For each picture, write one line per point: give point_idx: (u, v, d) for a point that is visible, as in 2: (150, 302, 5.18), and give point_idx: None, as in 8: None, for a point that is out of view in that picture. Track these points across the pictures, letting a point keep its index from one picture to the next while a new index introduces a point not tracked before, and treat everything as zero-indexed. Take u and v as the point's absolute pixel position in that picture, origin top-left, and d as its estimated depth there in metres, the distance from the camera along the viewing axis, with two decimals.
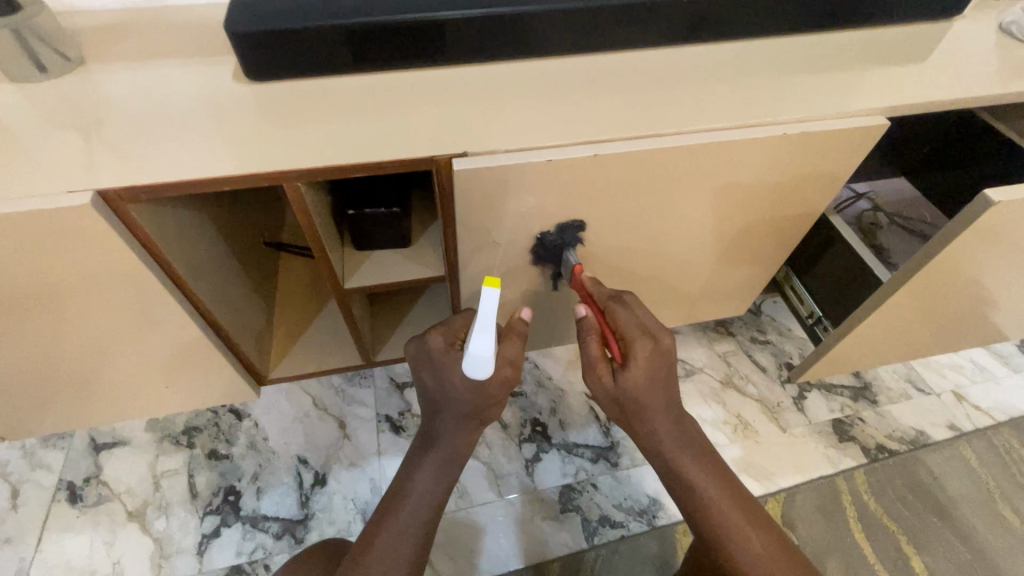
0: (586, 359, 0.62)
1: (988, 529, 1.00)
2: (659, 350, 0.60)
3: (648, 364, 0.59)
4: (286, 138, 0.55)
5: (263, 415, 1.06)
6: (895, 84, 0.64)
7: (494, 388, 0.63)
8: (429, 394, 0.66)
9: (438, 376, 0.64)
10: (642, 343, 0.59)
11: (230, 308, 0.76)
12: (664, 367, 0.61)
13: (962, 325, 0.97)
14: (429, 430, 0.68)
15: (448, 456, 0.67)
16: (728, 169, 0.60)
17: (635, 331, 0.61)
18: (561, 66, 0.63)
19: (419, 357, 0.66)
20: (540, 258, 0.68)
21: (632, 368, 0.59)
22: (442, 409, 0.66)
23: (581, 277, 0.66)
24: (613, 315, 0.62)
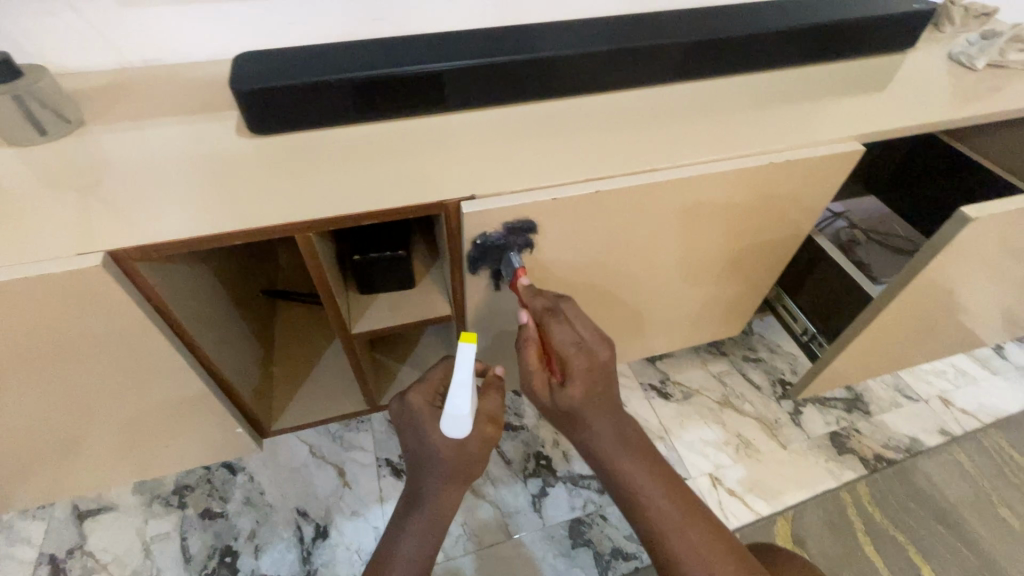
0: (525, 372, 0.62)
1: (991, 532, 1.02)
2: (595, 364, 0.60)
3: (585, 381, 0.60)
4: (293, 189, 0.56)
5: (259, 468, 1.03)
6: (865, 112, 0.69)
7: (475, 448, 0.61)
8: (411, 454, 0.65)
9: (420, 437, 0.63)
10: (577, 362, 0.59)
11: (233, 360, 0.74)
12: (603, 381, 0.61)
13: (943, 332, 1.01)
14: (414, 489, 0.65)
15: (434, 518, 0.64)
16: (721, 198, 0.63)
17: (570, 348, 0.60)
18: (555, 108, 0.66)
19: (402, 419, 0.65)
20: (475, 261, 0.61)
21: (570, 387, 0.60)
22: (425, 468, 0.63)
23: (523, 286, 0.61)
24: (547, 330, 0.61)
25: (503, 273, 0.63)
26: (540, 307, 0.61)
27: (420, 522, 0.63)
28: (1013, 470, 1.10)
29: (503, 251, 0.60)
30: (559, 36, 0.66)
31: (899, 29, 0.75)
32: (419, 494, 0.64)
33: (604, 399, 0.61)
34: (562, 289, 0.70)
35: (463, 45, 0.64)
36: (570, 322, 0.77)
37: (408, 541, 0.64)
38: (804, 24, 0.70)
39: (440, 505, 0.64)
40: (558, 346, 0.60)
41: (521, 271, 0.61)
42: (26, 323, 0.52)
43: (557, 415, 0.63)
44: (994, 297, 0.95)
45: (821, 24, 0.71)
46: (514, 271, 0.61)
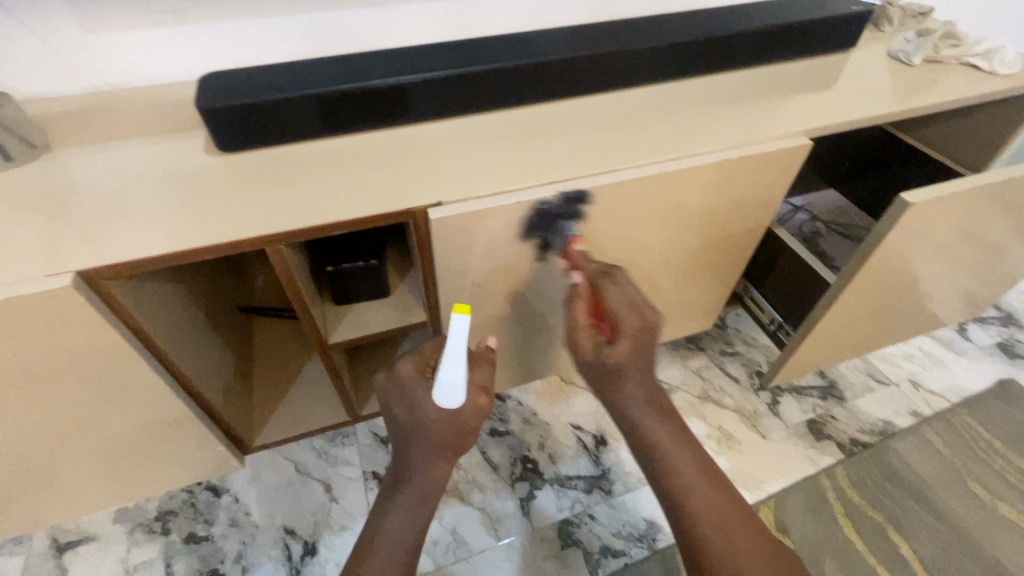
0: (572, 328, 0.65)
1: (963, 507, 1.05)
2: (646, 325, 0.61)
3: (634, 342, 0.61)
4: (262, 204, 0.57)
5: (244, 488, 1.02)
6: (813, 109, 0.72)
7: (467, 417, 0.62)
8: (400, 426, 0.65)
9: (410, 407, 0.63)
10: (631, 325, 0.60)
11: (211, 378, 0.74)
12: (649, 343, 0.62)
13: (904, 316, 1.05)
14: (403, 463, 0.66)
15: (422, 490, 0.65)
16: (681, 196, 0.66)
17: (623, 306, 0.61)
18: (519, 116, 0.69)
19: (392, 389, 0.64)
20: (531, 229, 0.62)
21: (618, 344, 0.61)
22: (414, 442, 0.64)
23: (576, 251, 0.63)
24: (602, 291, 0.63)
25: (553, 244, 0.64)
26: (593, 270, 0.64)
27: (411, 494, 0.64)
28: (981, 446, 1.14)
29: (558, 221, 0.62)
30: (519, 46, 0.68)
31: (840, 31, 0.80)
32: (407, 469, 0.66)
33: (646, 355, 0.63)
34: (535, 291, 0.72)
35: (427, 58, 0.66)
36: (545, 325, 0.79)
37: (398, 513, 0.65)
38: (751, 29, 0.74)
39: (429, 478, 0.65)
40: (613, 306, 0.61)
41: (576, 238, 0.63)
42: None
43: (594, 374, 0.65)
44: (950, 280, 1.00)
45: (767, 27, 0.75)
46: (568, 241, 0.63)
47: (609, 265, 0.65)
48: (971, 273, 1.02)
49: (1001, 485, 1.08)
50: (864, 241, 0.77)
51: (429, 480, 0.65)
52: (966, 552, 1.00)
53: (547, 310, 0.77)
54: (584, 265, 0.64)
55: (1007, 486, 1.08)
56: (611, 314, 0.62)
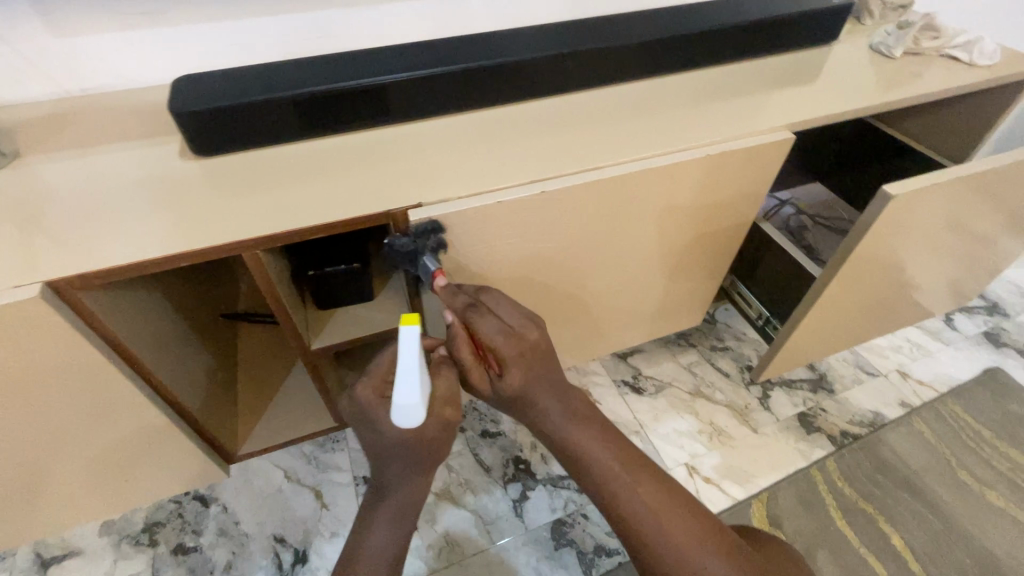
0: (460, 369, 0.63)
1: (953, 496, 1.06)
2: (527, 345, 0.60)
3: (521, 368, 0.61)
4: (239, 209, 0.56)
5: (233, 497, 1.01)
6: (795, 103, 0.72)
7: (434, 433, 0.59)
8: (371, 448, 0.62)
9: (374, 430, 0.60)
10: (511, 357, 0.59)
11: (193, 388, 0.73)
12: (539, 362, 0.63)
13: (890, 308, 1.06)
14: (380, 482, 0.65)
15: (401, 505, 0.65)
16: (664, 193, 0.65)
17: (500, 337, 0.59)
18: (501, 115, 0.68)
19: (353, 414, 0.61)
20: (398, 263, 0.58)
21: (509, 375, 0.62)
22: (385, 463, 0.61)
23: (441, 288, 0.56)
24: (474, 327, 0.59)
25: (421, 276, 0.58)
26: (460, 305, 0.59)
27: (387, 514, 0.65)
28: (969, 434, 1.15)
29: (413, 252, 0.56)
30: (500, 43, 0.68)
31: (821, 24, 0.80)
32: (385, 487, 0.65)
33: (545, 372, 0.64)
34: (522, 291, 0.71)
35: (406, 57, 0.65)
36: None
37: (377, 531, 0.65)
38: (733, 24, 0.74)
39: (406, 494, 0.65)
40: (489, 339, 0.58)
41: (439, 272, 0.56)
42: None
43: (506, 403, 0.67)
44: (935, 271, 1.00)
45: (748, 22, 0.75)
46: (432, 275, 0.56)
47: (474, 292, 0.61)
48: (955, 264, 1.03)
49: (990, 473, 1.09)
50: (848, 234, 0.77)
51: (407, 497, 0.65)
52: (956, 541, 1.00)
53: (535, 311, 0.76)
54: (452, 302, 0.59)
55: (995, 474, 1.09)
56: (490, 348, 0.60)
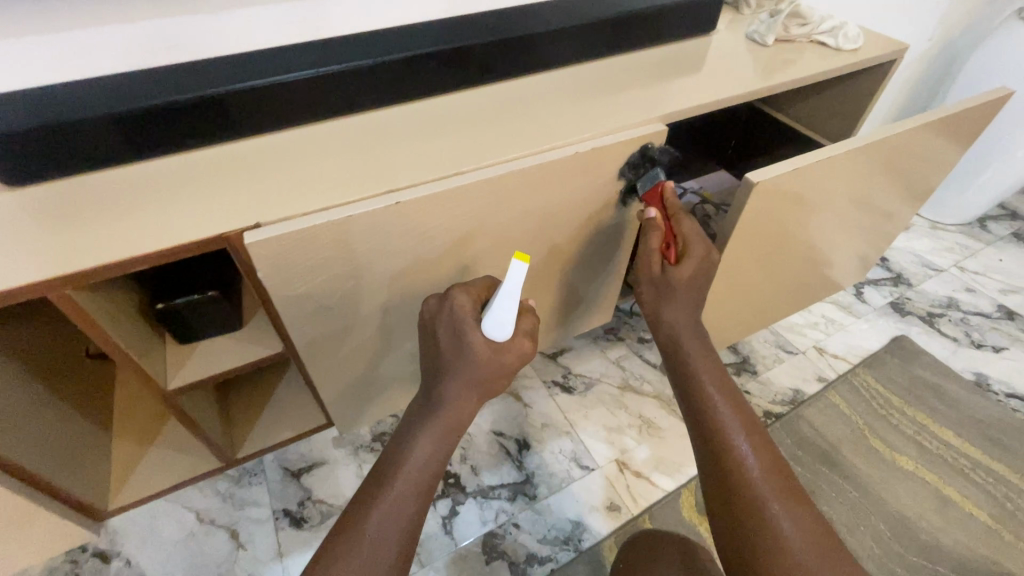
0: (643, 252, 0.67)
1: (867, 465, 1.09)
2: (709, 260, 0.65)
3: (697, 267, 0.65)
4: (50, 243, 0.49)
5: (136, 548, 0.92)
6: (673, 93, 0.72)
7: (510, 360, 0.60)
8: (440, 355, 0.60)
9: (457, 336, 0.59)
10: (699, 249, 0.65)
11: (42, 443, 0.65)
12: (709, 273, 0.65)
13: (797, 290, 1.08)
14: (432, 393, 0.60)
15: (453, 422, 0.59)
16: (541, 196, 0.63)
17: (695, 239, 0.65)
18: (367, 122, 0.64)
19: (442, 315, 0.59)
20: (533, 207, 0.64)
21: (683, 269, 0.65)
22: (453, 374, 0.59)
23: (670, 188, 0.67)
24: (680, 222, 0.67)
25: (639, 187, 0.69)
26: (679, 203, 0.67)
27: (433, 428, 0.59)
28: (880, 403, 1.20)
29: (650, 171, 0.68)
30: (359, 45, 0.64)
31: (695, 15, 0.81)
32: (434, 401, 0.60)
33: (699, 290, 0.66)
34: (407, 308, 0.67)
35: (253, 64, 0.60)
36: None
37: (425, 442, 0.59)
38: (607, 17, 0.73)
39: (458, 412, 0.60)
40: (686, 232, 0.66)
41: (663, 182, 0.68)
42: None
43: (654, 292, 0.68)
44: (835, 249, 1.03)
45: (622, 13, 0.74)
46: (655, 183, 0.68)
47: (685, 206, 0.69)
48: (853, 242, 1.06)
49: (900, 439, 1.14)
50: (725, 222, 0.76)
51: (457, 415, 0.59)
52: (871, 508, 1.03)
53: None
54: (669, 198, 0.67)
55: (905, 439, 1.14)
56: (686, 240, 0.65)
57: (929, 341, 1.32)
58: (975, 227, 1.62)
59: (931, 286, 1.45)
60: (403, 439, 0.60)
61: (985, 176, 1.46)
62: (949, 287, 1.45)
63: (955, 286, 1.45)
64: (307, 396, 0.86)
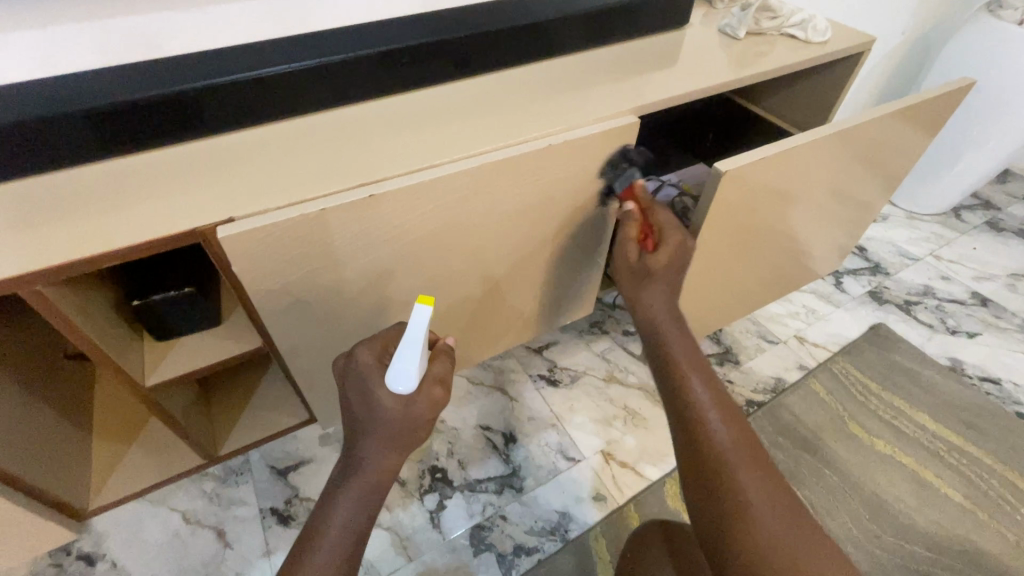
0: (620, 240, 0.72)
1: (846, 450, 1.12)
2: (684, 244, 0.69)
3: (673, 252, 0.69)
4: (22, 238, 0.49)
5: (123, 550, 0.92)
6: (647, 85, 0.73)
7: (422, 410, 0.59)
8: (355, 415, 0.60)
9: (365, 395, 0.59)
10: (673, 238, 0.69)
11: (19, 443, 0.65)
12: (684, 254, 0.69)
13: (775, 280, 1.10)
14: (351, 455, 0.61)
15: (372, 480, 0.60)
16: (517, 189, 0.63)
17: (670, 228, 0.69)
18: (345, 116, 0.65)
19: (349, 376, 0.60)
20: (491, 205, 0.63)
21: (660, 253, 0.69)
22: (366, 434, 0.60)
23: (640, 188, 0.69)
24: (653, 214, 0.71)
25: (616, 186, 0.72)
26: (649, 194, 0.71)
27: (355, 486, 0.60)
28: (859, 389, 1.22)
29: (626, 172, 0.70)
30: (332, 38, 0.64)
31: (669, 8, 0.82)
32: (354, 461, 0.60)
33: (676, 274, 0.71)
34: (388, 303, 0.67)
35: (227, 58, 0.60)
36: None
37: (343, 507, 0.59)
38: (581, 10, 0.74)
39: (378, 470, 0.61)
40: (662, 221, 0.70)
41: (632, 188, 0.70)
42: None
43: (631, 278, 0.72)
44: (812, 238, 1.05)
45: (597, 7, 0.75)
46: (631, 183, 0.70)
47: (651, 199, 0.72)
48: (830, 232, 1.08)
49: (878, 424, 1.16)
50: (695, 213, 0.76)
51: (379, 472, 0.60)
52: (851, 492, 1.06)
53: None
54: (638, 193, 0.70)
55: (883, 424, 1.16)
56: (663, 229, 0.70)
57: (906, 329, 1.35)
58: (950, 216, 1.65)
59: (907, 275, 1.48)
60: (324, 505, 0.60)
61: (958, 166, 1.49)
62: (925, 275, 1.48)
63: (931, 274, 1.48)
64: (289, 393, 0.86)
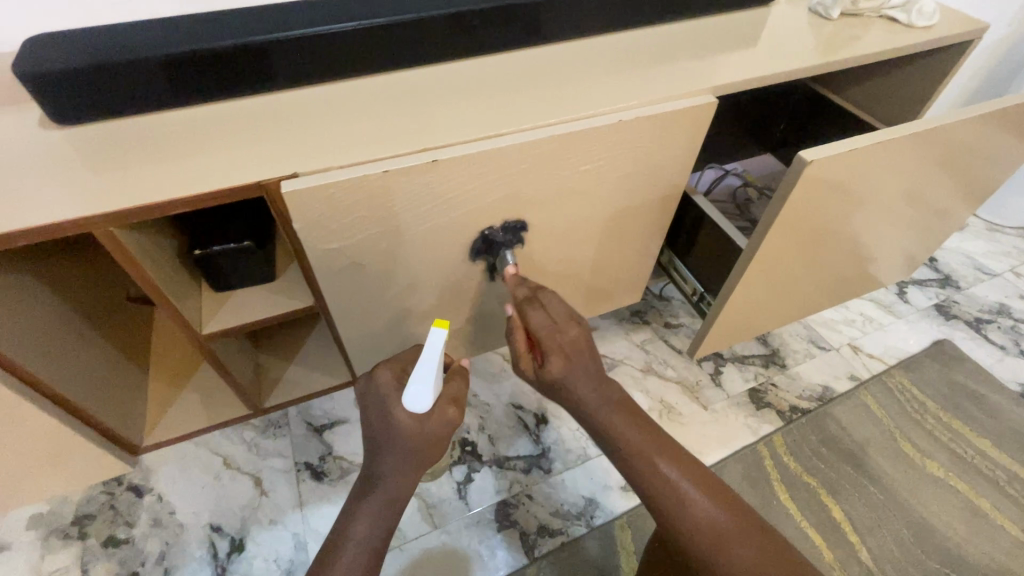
0: (514, 354, 0.68)
1: (896, 468, 1.06)
2: (570, 342, 0.64)
3: (561, 355, 0.63)
4: (97, 183, 0.50)
5: (168, 487, 0.97)
6: (727, 65, 0.68)
7: (434, 427, 0.61)
8: (372, 432, 0.63)
9: (384, 411, 0.62)
10: (552, 345, 0.63)
11: (83, 376, 0.68)
12: (579, 355, 0.64)
13: (834, 284, 1.05)
14: (371, 470, 0.62)
15: (390, 497, 0.61)
16: (581, 166, 0.61)
17: (546, 329, 0.64)
18: (407, 78, 0.62)
19: (369, 393, 0.63)
20: (550, 182, 0.61)
21: (549, 364, 0.63)
22: (385, 451, 0.61)
23: (512, 276, 0.66)
24: (526, 316, 0.65)
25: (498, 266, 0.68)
26: (522, 295, 0.66)
27: (373, 502, 0.60)
28: (915, 407, 1.15)
29: (498, 248, 0.66)
30: None
31: None
32: (373, 476, 0.62)
33: (592, 365, 0.65)
34: (438, 274, 0.67)
35: (296, 12, 0.59)
36: (459, 309, 0.75)
37: (359, 525, 0.60)
38: None
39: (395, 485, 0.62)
40: (534, 329, 0.64)
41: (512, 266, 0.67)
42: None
43: (544, 387, 0.66)
44: (882, 243, 0.98)
45: None
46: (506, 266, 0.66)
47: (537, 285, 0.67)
48: (902, 238, 1.01)
49: (934, 445, 1.10)
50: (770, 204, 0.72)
51: (396, 487, 0.61)
52: (897, 512, 1.01)
53: (458, 296, 0.72)
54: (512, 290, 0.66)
55: (939, 446, 1.09)
56: (535, 336, 0.64)
57: (974, 348, 1.26)
58: None
59: (981, 291, 1.37)
60: (343, 517, 0.61)
61: None
62: (1001, 293, 1.37)
63: (1008, 292, 1.37)
64: (334, 353, 0.87)
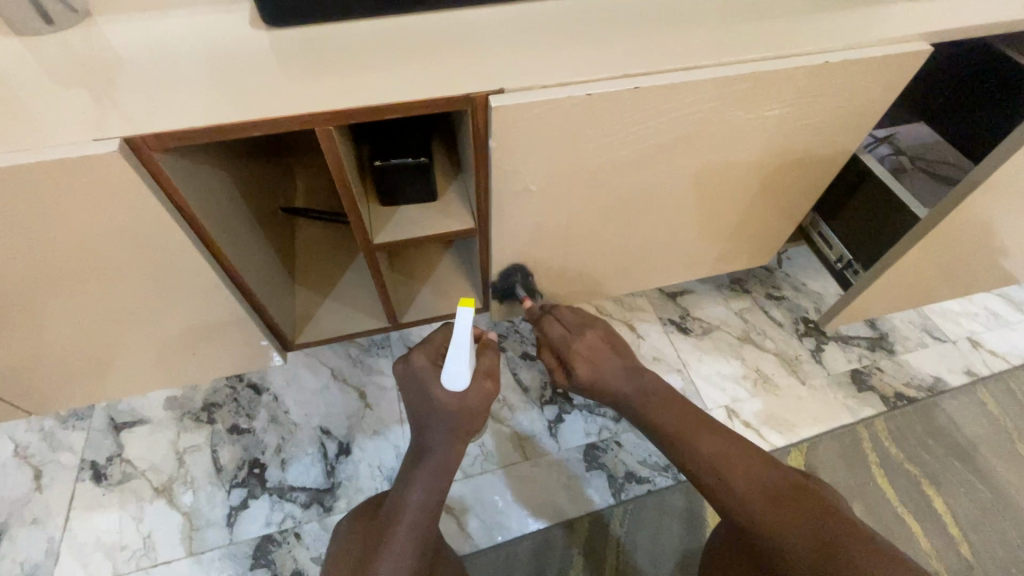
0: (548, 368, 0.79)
1: (1006, 467, 1.02)
2: (586, 347, 0.73)
3: (586, 360, 0.73)
4: (309, 83, 0.52)
5: (284, 388, 1.05)
6: (941, 8, 0.62)
7: (476, 399, 0.69)
8: (420, 413, 0.72)
9: (424, 392, 0.71)
10: (579, 356, 0.73)
11: (253, 268, 0.75)
12: (596, 352, 0.73)
13: (977, 271, 0.97)
14: (422, 442, 0.73)
15: (439, 466, 0.72)
16: (766, 109, 0.58)
17: (563, 343, 0.74)
18: (592, 2, 0.60)
19: (409, 377, 0.72)
20: (730, 122, 0.59)
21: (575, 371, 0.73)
22: (431, 427, 0.71)
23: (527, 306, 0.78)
24: (545, 329, 0.76)
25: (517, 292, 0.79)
26: (534, 314, 0.77)
27: (424, 472, 0.71)
28: None
29: (554, 155, 0.57)
30: None
31: None
32: (423, 450, 0.72)
33: (610, 362, 0.73)
34: (589, 212, 0.67)
35: None
36: (596, 250, 0.75)
37: (417, 491, 0.71)
38: None
39: (443, 454, 0.72)
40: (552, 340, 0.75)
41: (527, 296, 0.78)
42: (12, 200, 0.50)
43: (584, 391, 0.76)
44: None
45: None
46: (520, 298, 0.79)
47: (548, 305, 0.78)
48: None
49: None
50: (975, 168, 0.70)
51: (445, 457, 0.72)
52: (1002, 511, 0.98)
53: (599, 238, 0.73)
54: (528, 309, 0.78)
55: None
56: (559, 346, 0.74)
57: None
58: None
59: None
60: (403, 484, 0.73)
61: None
62: None
63: None
64: (459, 281, 0.90)
